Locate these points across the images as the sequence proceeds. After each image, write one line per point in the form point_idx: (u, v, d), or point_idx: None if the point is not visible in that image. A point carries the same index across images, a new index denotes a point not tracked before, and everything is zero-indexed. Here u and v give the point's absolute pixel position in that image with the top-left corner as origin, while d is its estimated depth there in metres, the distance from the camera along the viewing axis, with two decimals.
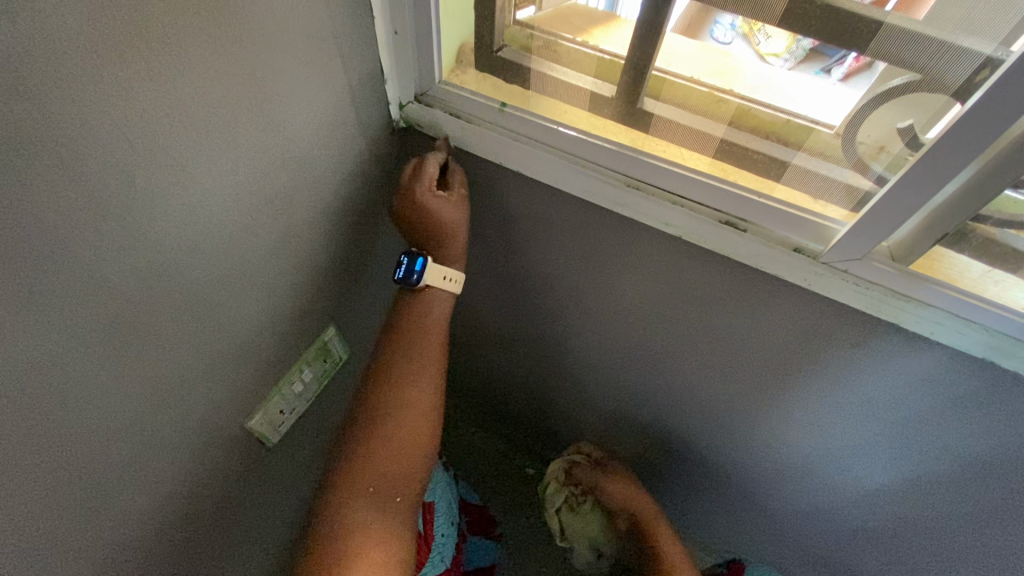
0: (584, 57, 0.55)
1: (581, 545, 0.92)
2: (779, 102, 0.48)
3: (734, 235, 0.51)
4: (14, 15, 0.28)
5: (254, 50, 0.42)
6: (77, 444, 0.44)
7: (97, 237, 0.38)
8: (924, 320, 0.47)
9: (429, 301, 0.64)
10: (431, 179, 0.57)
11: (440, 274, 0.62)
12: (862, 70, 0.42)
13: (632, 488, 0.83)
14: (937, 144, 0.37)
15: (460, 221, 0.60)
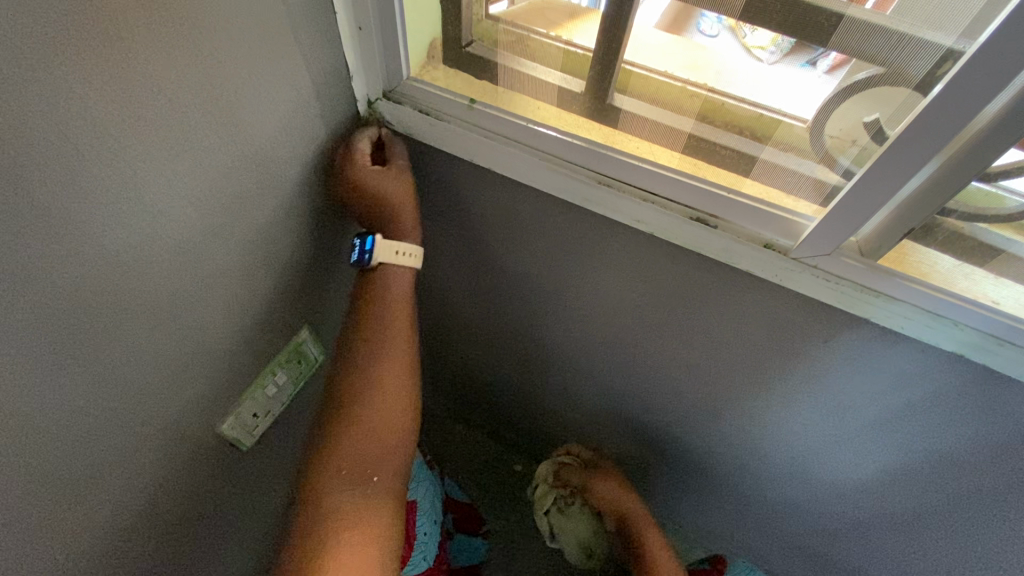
0: (556, 52, 0.54)
1: (570, 545, 0.91)
2: (756, 95, 0.47)
3: (704, 230, 0.50)
4: None
5: (209, 48, 0.41)
6: (39, 455, 0.43)
7: (48, 243, 0.37)
8: (895, 314, 0.47)
9: (393, 281, 0.62)
10: (363, 155, 0.57)
11: (392, 248, 0.60)
12: (843, 65, 0.41)
13: (623, 494, 0.82)
14: (902, 137, 0.37)
15: (409, 191, 0.59)
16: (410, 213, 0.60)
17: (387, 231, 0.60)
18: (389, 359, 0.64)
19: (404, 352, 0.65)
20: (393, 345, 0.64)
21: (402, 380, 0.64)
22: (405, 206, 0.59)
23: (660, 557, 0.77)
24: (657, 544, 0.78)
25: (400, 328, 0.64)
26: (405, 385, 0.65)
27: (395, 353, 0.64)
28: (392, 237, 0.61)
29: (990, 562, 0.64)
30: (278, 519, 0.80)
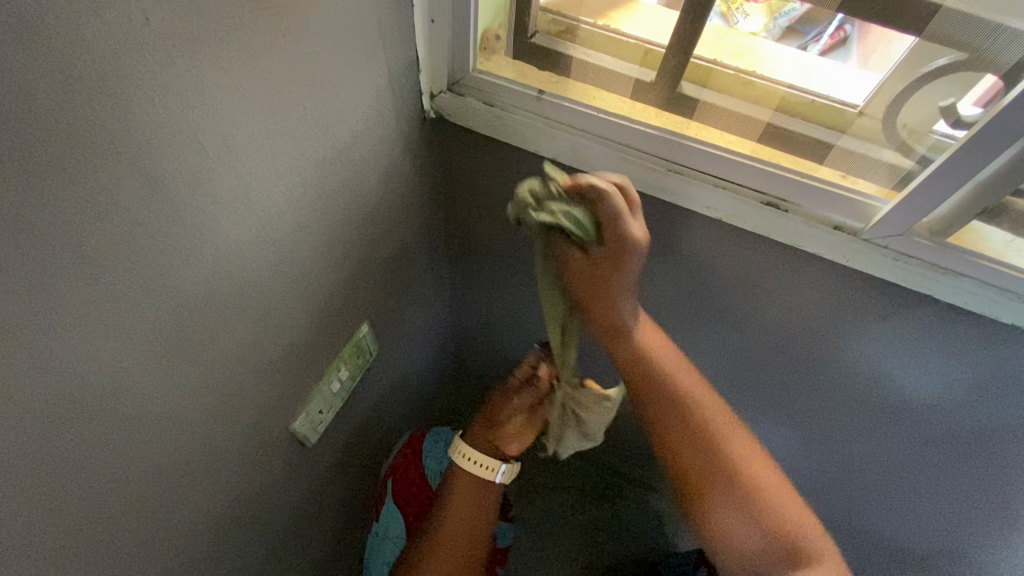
0: (607, 40, 0.55)
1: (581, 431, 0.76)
2: (802, 82, 0.50)
3: (775, 215, 0.52)
4: (99, 13, 0.27)
5: (307, 43, 0.40)
6: (144, 450, 0.43)
7: (164, 240, 0.37)
8: (958, 290, 0.50)
9: (466, 488, 0.75)
10: (524, 371, 0.76)
11: (466, 454, 0.75)
12: (838, 47, 0.47)
13: (624, 306, 0.56)
14: (992, 123, 0.39)
15: (516, 421, 0.76)
16: (497, 439, 0.76)
17: (481, 438, 0.77)
18: (450, 529, 0.73)
19: (465, 533, 0.74)
20: (456, 522, 0.74)
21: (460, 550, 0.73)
22: (495, 436, 0.76)
23: (636, 363, 0.57)
24: (687, 389, 0.57)
25: (462, 505, 0.74)
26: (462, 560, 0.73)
27: (456, 525, 0.73)
28: (478, 448, 0.76)
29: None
30: (334, 514, 0.81)
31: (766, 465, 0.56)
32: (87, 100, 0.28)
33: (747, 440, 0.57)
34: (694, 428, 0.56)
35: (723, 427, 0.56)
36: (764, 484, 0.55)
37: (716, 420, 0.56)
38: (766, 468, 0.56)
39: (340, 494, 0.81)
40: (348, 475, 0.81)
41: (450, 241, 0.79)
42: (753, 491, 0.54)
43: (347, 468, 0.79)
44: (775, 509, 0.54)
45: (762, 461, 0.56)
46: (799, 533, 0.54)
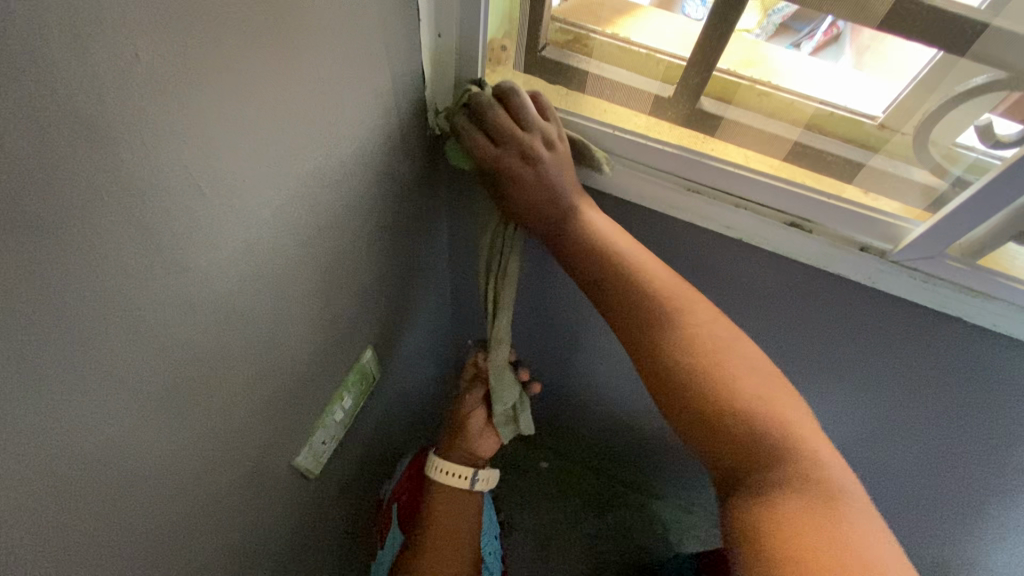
0: (615, 50, 0.53)
1: (505, 403, 0.67)
2: (818, 91, 0.48)
3: (799, 235, 0.50)
4: (85, 49, 0.24)
5: (311, 65, 0.37)
6: (140, 508, 0.40)
7: (159, 288, 0.33)
8: (989, 313, 0.48)
9: (445, 500, 0.74)
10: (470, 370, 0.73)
11: (438, 467, 0.74)
12: (830, 44, 0.46)
13: (560, 204, 0.51)
14: None
15: (478, 423, 0.73)
16: (466, 445, 0.74)
17: (449, 449, 0.75)
18: (433, 531, 0.72)
19: (448, 532, 0.73)
20: (439, 523, 0.73)
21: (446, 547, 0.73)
22: (461, 443, 0.74)
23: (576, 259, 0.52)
24: (649, 281, 0.50)
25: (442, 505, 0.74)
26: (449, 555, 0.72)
27: (438, 526, 0.73)
28: (449, 458, 0.74)
29: None
30: (337, 542, 0.78)
31: (767, 373, 0.47)
32: (70, 144, 0.25)
33: (740, 343, 0.48)
34: (660, 326, 0.49)
35: (702, 326, 0.49)
36: (752, 388, 0.46)
37: (690, 320, 0.49)
38: (762, 373, 0.47)
39: (342, 522, 0.78)
40: (350, 502, 0.78)
41: (453, 257, 0.76)
42: (739, 403, 0.45)
43: (349, 495, 0.76)
44: (768, 416, 0.45)
45: (759, 369, 0.47)
46: (803, 446, 0.45)
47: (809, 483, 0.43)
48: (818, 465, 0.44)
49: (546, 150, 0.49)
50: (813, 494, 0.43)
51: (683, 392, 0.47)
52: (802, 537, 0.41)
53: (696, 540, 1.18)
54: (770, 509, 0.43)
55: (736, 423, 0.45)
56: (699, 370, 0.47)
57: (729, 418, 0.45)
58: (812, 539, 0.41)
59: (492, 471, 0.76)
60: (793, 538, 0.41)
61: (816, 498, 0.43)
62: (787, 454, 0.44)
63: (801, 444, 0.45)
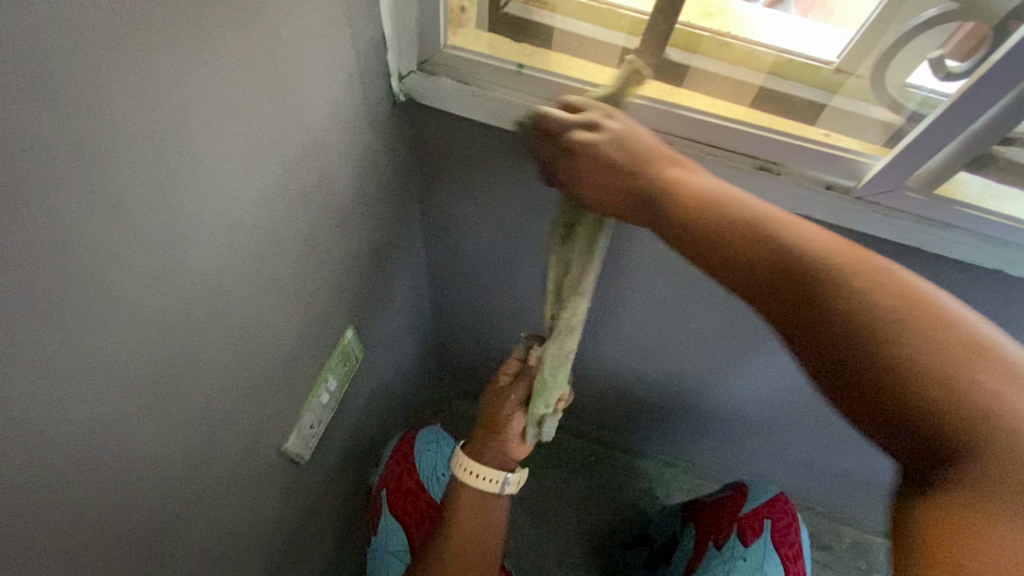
0: (574, 6, 0.53)
1: (547, 403, 0.61)
2: (775, 41, 0.51)
3: (769, 178, 0.51)
4: (35, 6, 0.22)
5: (271, 22, 0.35)
6: (133, 500, 0.39)
7: (130, 270, 0.32)
8: (945, 240, 0.51)
9: (472, 503, 0.69)
10: (516, 366, 0.67)
11: (463, 466, 0.70)
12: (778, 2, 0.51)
13: (643, 179, 0.41)
14: (1003, 63, 0.39)
15: (517, 424, 0.66)
16: (500, 445, 0.68)
17: (480, 450, 0.70)
18: (459, 521, 0.68)
19: (472, 522, 0.69)
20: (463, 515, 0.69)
21: (473, 533, 0.68)
22: (492, 442, 0.68)
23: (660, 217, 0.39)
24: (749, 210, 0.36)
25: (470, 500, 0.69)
26: (476, 540, 0.68)
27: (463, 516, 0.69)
28: (479, 459, 0.69)
29: None
30: (332, 527, 0.78)
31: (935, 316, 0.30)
32: (26, 113, 0.23)
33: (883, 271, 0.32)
34: (790, 271, 0.33)
35: (828, 262, 0.32)
36: (907, 330, 0.29)
37: (794, 246, 0.33)
38: (917, 308, 0.30)
39: (336, 507, 0.77)
40: (342, 486, 0.77)
41: (426, 230, 0.75)
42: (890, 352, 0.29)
43: (340, 479, 0.76)
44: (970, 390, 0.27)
45: (920, 306, 0.30)
46: (985, 357, 0.28)
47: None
48: None
49: (592, 134, 0.42)
50: (1004, 450, 0.26)
51: (816, 353, 0.32)
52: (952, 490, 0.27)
53: (679, 490, 1.23)
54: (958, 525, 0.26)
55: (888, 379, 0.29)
56: (826, 311, 0.31)
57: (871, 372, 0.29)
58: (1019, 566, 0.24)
59: (523, 474, 0.71)
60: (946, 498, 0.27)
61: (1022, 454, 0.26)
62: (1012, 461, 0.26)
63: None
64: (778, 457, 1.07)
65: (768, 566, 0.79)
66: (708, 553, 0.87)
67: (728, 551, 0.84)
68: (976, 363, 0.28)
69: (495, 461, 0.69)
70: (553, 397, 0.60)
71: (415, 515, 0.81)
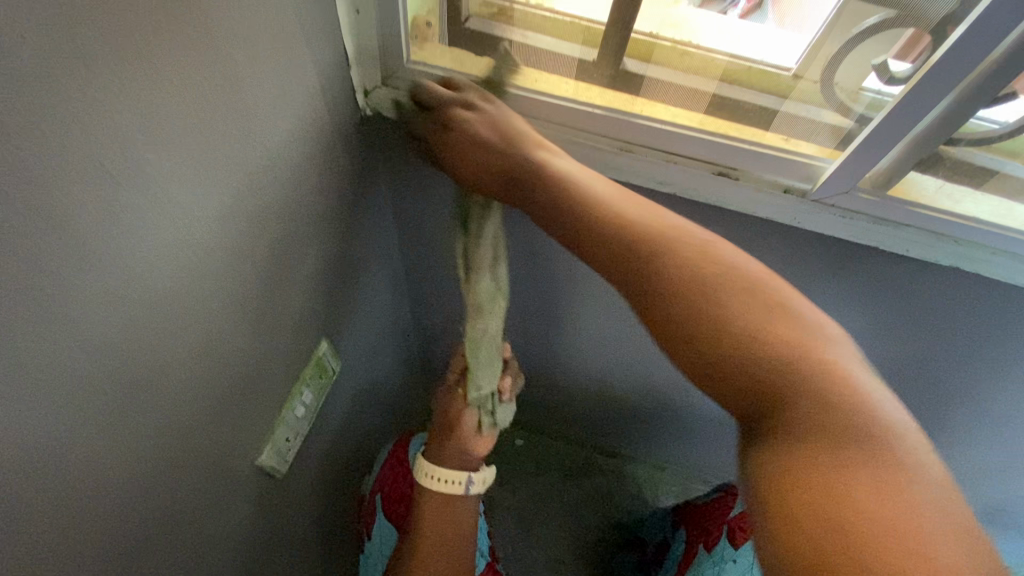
0: (541, 19, 0.53)
1: (484, 388, 0.61)
2: (733, 48, 0.51)
3: (727, 184, 0.53)
4: None
5: (222, 44, 0.36)
6: (101, 519, 0.39)
7: (86, 291, 0.32)
8: (901, 239, 0.52)
9: (438, 506, 0.70)
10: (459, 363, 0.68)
11: (426, 471, 0.70)
12: (754, 11, 0.49)
13: (517, 156, 0.45)
14: (937, 69, 0.40)
15: (469, 419, 0.67)
16: (456, 444, 0.69)
17: (438, 453, 0.70)
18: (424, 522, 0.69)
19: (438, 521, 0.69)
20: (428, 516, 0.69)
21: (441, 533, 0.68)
22: (449, 442, 0.69)
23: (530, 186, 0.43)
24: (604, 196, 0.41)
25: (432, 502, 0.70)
26: (444, 539, 0.69)
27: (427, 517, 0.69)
28: (439, 462, 0.70)
29: (953, 433, 0.76)
30: (315, 541, 0.77)
31: (829, 366, 0.33)
32: None
33: (790, 323, 0.34)
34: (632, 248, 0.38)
35: (745, 316, 0.34)
36: (778, 332, 0.34)
37: (721, 305, 0.35)
38: (785, 312, 0.35)
39: (318, 520, 0.77)
40: (323, 499, 0.77)
41: (401, 241, 0.76)
42: (776, 392, 0.32)
43: (321, 492, 0.76)
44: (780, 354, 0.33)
45: (729, 271, 0.36)
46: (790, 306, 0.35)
47: (830, 432, 0.31)
48: (866, 414, 0.31)
49: (468, 112, 0.48)
50: (847, 442, 0.30)
51: (668, 328, 0.36)
52: (809, 482, 0.30)
53: (669, 493, 1.24)
54: (794, 470, 0.30)
55: (776, 413, 0.32)
56: (728, 363, 0.34)
57: (755, 406, 0.33)
58: (845, 499, 0.28)
59: (488, 472, 0.72)
60: (796, 496, 0.30)
61: (878, 473, 0.29)
62: (820, 403, 0.31)
63: (836, 385, 0.32)
64: None
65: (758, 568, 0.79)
66: (698, 556, 0.87)
67: (717, 553, 0.84)
68: (830, 365, 0.33)
69: (454, 461, 0.70)
70: (489, 384, 0.61)
71: (410, 519, 0.80)
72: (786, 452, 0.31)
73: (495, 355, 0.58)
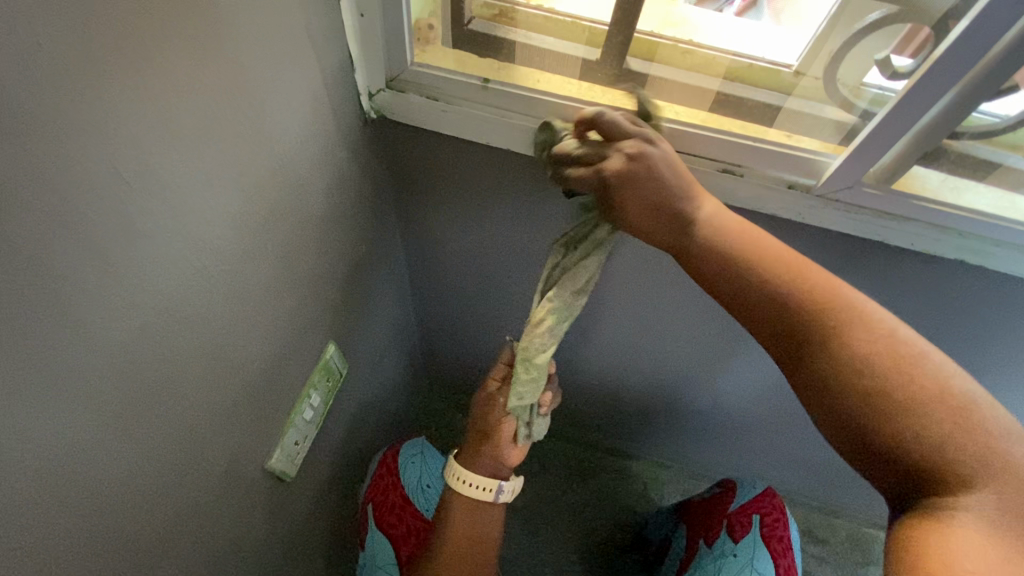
0: (541, 20, 0.54)
1: (521, 400, 0.58)
2: (735, 46, 0.53)
3: (731, 180, 0.53)
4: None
5: (230, 48, 0.36)
6: (113, 523, 0.39)
7: (98, 295, 0.32)
8: (906, 232, 0.52)
9: (464, 509, 0.70)
10: (501, 370, 0.66)
11: (457, 476, 0.69)
12: (749, 9, 0.54)
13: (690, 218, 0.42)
14: (940, 62, 0.40)
15: (506, 429, 0.65)
16: (490, 453, 0.67)
17: (472, 460, 0.69)
18: (450, 525, 0.69)
19: (464, 526, 0.69)
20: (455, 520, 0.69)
21: (467, 536, 0.69)
22: (484, 449, 0.67)
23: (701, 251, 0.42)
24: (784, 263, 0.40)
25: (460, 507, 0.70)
26: (470, 542, 0.69)
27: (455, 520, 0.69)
28: (472, 469, 0.69)
29: None
30: (322, 544, 0.77)
31: (997, 460, 0.33)
32: None
33: (960, 404, 0.34)
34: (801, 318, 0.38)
35: (925, 398, 0.34)
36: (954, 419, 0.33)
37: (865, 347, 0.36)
38: (957, 400, 0.34)
39: (326, 522, 0.77)
40: (331, 500, 0.77)
41: (406, 242, 0.76)
42: (944, 473, 0.33)
43: (329, 495, 0.76)
44: (931, 423, 0.33)
45: (899, 348, 0.36)
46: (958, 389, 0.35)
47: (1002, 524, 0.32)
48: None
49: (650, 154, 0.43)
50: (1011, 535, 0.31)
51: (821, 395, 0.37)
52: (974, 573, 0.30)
53: (675, 491, 1.24)
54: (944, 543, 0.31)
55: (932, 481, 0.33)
56: (886, 433, 0.34)
57: (908, 470, 0.34)
58: None
59: (517, 481, 0.70)
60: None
61: (1018, 565, 0.31)
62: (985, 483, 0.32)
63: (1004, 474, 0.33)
64: (769, 454, 1.08)
65: (758, 561, 0.79)
66: (698, 551, 0.88)
67: (717, 547, 0.84)
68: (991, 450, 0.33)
69: (488, 469, 0.69)
70: (531, 397, 0.58)
71: (401, 529, 0.80)
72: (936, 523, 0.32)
73: (544, 370, 0.57)
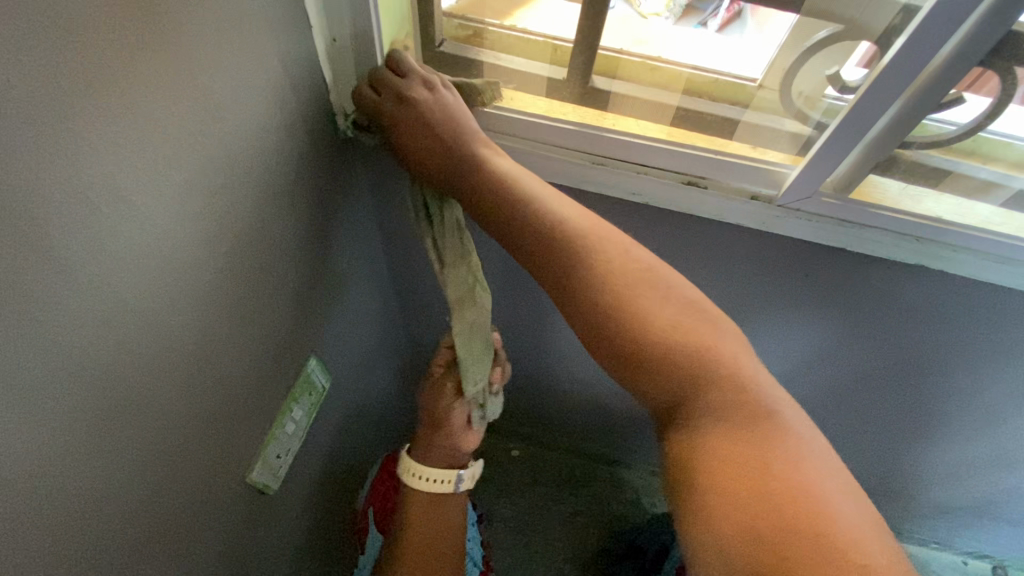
0: (514, 41, 0.56)
1: (475, 384, 0.59)
2: (700, 62, 0.54)
3: (696, 192, 0.55)
4: None
5: (203, 77, 0.38)
6: (95, 540, 0.40)
7: (75, 316, 0.33)
8: (868, 239, 0.54)
9: (424, 503, 0.72)
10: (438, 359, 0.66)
11: (413, 472, 0.71)
12: (733, 21, 0.52)
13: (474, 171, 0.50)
14: (881, 77, 0.42)
15: (458, 417, 0.66)
16: (444, 441, 0.68)
17: (427, 452, 0.70)
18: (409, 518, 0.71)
19: (425, 517, 0.71)
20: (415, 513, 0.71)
21: (427, 527, 0.71)
22: (438, 438, 0.68)
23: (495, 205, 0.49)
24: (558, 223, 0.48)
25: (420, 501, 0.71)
26: (430, 533, 0.71)
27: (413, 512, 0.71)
28: (427, 462, 0.71)
29: (934, 426, 0.78)
30: (309, 557, 0.78)
31: (729, 374, 0.43)
32: None
33: (692, 333, 0.44)
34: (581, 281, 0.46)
35: (665, 331, 0.44)
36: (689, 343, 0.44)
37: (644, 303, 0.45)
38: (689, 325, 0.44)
39: (313, 535, 0.78)
40: (318, 511, 0.78)
41: (388, 257, 0.78)
42: (685, 388, 0.43)
43: (315, 508, 0.76)
44: (676, 351, 0.43)
45: (647, 290, 0.46)
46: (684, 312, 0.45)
47: (747, 415, 0.41)
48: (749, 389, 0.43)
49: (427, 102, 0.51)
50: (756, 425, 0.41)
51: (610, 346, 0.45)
52: (737, 464, 0.39)
53: (667, 499, 1.24)
54: (716, 449, 0.41)
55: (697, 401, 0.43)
56: (651, 374, 0.44)
57: (681, 404, 0.43)
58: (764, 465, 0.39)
59: (476, 467, 0.73)
60: (758, 494, 0.38)
61: (770, 448, 0.40)
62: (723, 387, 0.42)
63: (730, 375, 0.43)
64: None
65: None
66: None
67: None
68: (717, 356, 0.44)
69: (444, 456, 0.70)
70: (483, 380, 0.59)
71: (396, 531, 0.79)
72: (706, 437, 0.41)
73: (481, 347, 0.57)
